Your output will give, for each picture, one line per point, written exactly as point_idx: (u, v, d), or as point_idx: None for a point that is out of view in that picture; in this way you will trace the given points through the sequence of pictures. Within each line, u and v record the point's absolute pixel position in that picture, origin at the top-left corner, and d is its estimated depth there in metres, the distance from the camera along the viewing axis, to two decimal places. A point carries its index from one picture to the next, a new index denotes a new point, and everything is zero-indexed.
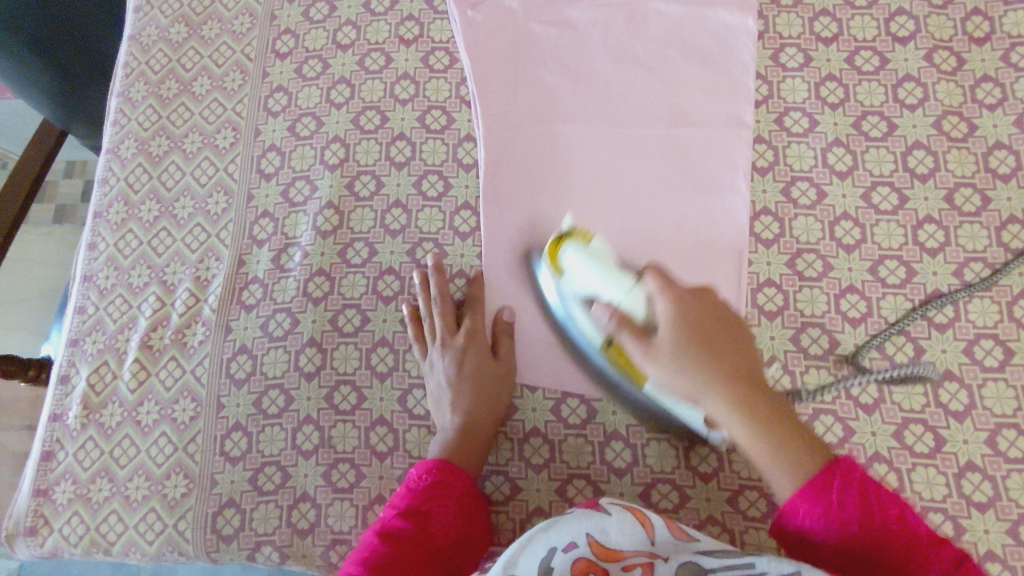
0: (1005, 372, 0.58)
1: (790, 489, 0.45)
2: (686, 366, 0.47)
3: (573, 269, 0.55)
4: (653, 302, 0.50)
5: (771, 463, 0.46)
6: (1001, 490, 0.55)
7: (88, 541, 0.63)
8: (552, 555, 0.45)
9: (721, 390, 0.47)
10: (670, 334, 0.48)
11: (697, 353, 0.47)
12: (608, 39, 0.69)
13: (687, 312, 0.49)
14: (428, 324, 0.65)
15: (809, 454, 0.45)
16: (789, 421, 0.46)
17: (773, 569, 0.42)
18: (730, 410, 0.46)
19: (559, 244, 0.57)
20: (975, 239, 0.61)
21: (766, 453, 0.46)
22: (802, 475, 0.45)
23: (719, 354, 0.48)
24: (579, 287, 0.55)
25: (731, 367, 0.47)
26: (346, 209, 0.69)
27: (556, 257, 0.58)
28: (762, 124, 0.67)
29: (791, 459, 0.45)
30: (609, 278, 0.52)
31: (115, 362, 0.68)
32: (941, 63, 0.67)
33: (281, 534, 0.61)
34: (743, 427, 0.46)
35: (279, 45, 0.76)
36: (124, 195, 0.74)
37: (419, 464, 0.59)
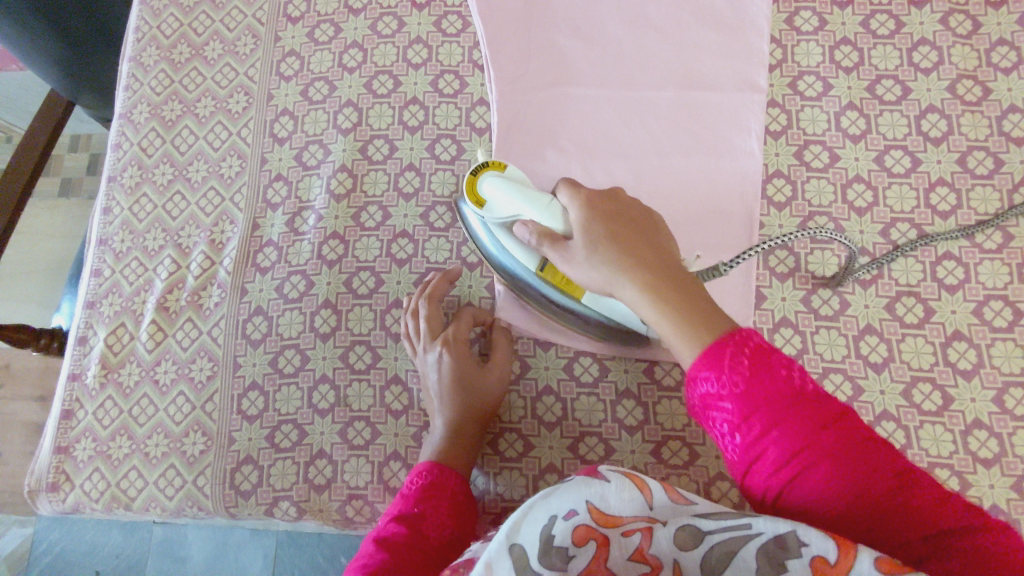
0: (1014, 333, 0.58)
1: (692, 362, 0.42)
2: (598, 254, 0.47)
3: (493, 193, 0.56)
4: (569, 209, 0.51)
5: (677, 337, 0.43)
6: (1007, 447, 0.56)
7: (109, 496, 0.64)
8: (553, 522, 0.42)
9: (635, 274, 0.45)
10: (579, 226, 0.49)
11: (609, 241, 0.47)
12: (622, 3, 0.69)
13: (598, 205, 0.49)
14: (414, 321, 0.64)
15: (718, 322, 0.43)
16: (706, 298, 0.44)
17: (770, 528, 0.40)
18: (644, 294, 0.45)
19: (474, 180, 0.58)
20: (987, 202, 0.62)
21: (675, 330, 0.43)
22: (704, 341, 0.42)
23: (630, 243, 0.47)
24: (503, 214, 0.56)
25: (646, 255, 0.46)
26: (360, 173, 0.70)
27: (474, 193, 0.58)
28: (775, 88, 0.67)
29: (702, 331, 0.42)
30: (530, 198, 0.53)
31: (132, 323, 0.69)
32: (957, 27, 0.66)
33: (299, 490, 0.62)
34: (662, 318, 0.44)
35: (291, 9, 0.76)
36: (137, 159, 0.74)
37: (414, 469, 0.59)
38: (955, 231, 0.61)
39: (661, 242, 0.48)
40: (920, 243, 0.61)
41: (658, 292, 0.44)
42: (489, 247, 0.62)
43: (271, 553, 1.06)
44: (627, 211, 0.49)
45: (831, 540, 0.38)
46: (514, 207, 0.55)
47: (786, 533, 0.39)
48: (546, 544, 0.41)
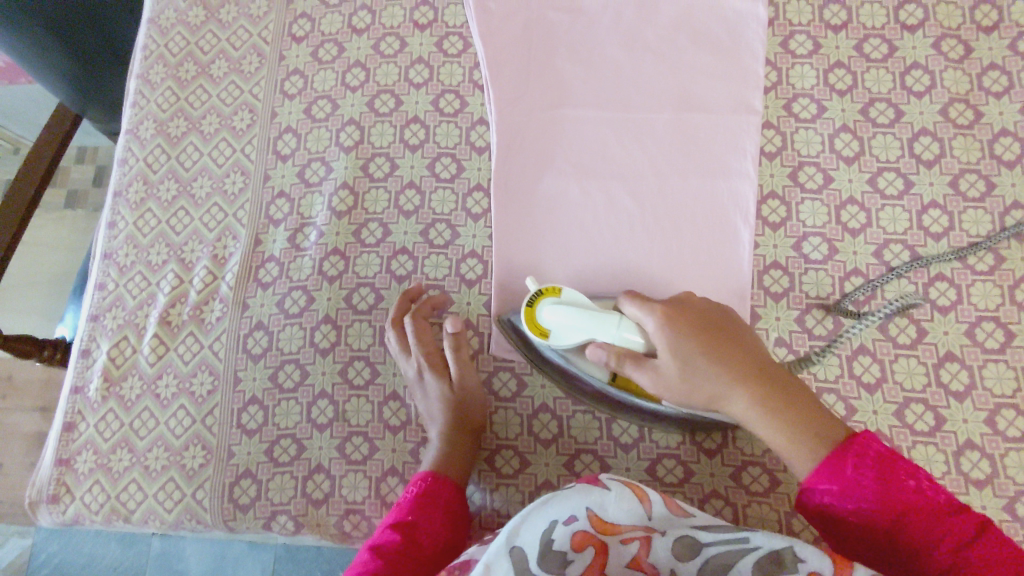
0: (1005, 354, 0.59)
1: (810, 474, 0.48)
2: (698, 374, 0.51)
3: (555, 319, 0.55)
4: (652, 332, 0.52)
5: (790, 446, 0.49)
6: (999, 468, 0.57)
7: (108, 509, 0.65)
8: (553, 527, 0.44)
9: (746, 392, 0.50)
10: (668, 348, 0.51)
11: (702, 357, 0.51)
12: (620, 26, 0.71)
13: (680, 320, 0.52)
14: (398, 336, 0.65)
15: (826, 431, 0.49)
16: (806, 397, 0.50)
17: (768, 543, 0.44)
18: (757, 410, 0.50)
19: (533, 310, 0.56)
20: (979, 224, 0.62)
21: (789, 443, 0.49)
22: (821, 455, 0.48)
23: (727, 359, 0.51)
24: (570, 339, 0.55)
25: (743, 364, 0.51)
26: (361, 190, 0.71)
27: (535, 323, 0.56)
28: (770, 109, 0.68)
29: (817, 444, 0.48)
30: (603, 323, 0.53)
31: (135, 337, 0.70)
32: (949, 51, 0.67)
33: (296, 504, 0.63)
34: (773, 430, 0.49)
35: (296, 29, 0.77)
36: (143, 175, 0.75)
37: (412, 478, 0.60)
38: (947, 253, 0.62)
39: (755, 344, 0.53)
40: (913, 264, 0.62)
41: (768, 406, 0.49)
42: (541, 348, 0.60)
43: (269, 567, 1.06)
44: (706, 315, 0.53)
45: (828, 559, 0.41)
46: (582, 332, 0.54)
47: (781, 548, 0.43)
48: (545, 547, 0.44)
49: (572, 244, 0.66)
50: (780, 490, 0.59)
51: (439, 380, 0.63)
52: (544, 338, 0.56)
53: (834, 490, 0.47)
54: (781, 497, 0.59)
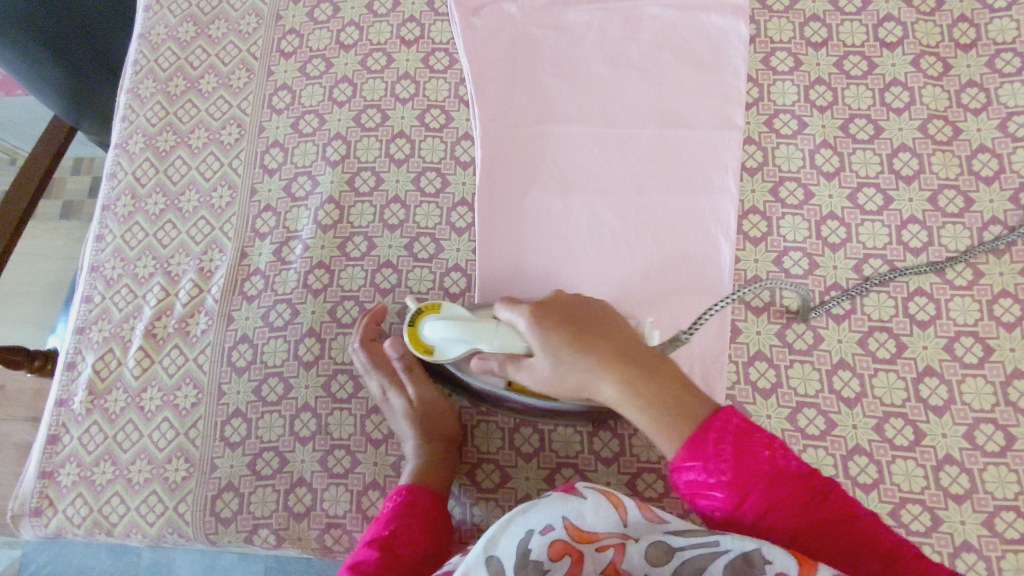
0: (984, 369, 0.59)
1: (675, 455, 0.45)
2: (564, 363, 0.49)
3: (434, 335, 0.54)
4: (523, 330, 0.50)
5: (659, 430, 0.46)
6: (978, 483, 0.57)
7: (91, 522, 0.65)
8: (530, 537, 0.45)
9: (614, 374, 0.47)
10: (536, 342, 0.49)
11: (569, 348, 0.48)
12: (604, 42, 0.71)
13: (544, 312, 0.50)
14: (358, 357, 0.65)
15: (689, 407, 0.46)
16: (669, 373, 0.48)
17: (737, 546, 0.43)
18: (625, 391, 0.47)
19: (415, 331, 0.57)
20: (957, 240, 0.63)
21: (657, 427, 0.46)
22: (685, 432, 0.45)
23: (592, 346, 0.49)
24: (456, 352, 0.54)
25: (608, 347, 0.49)
26: (346, 205, 0.71)
27: (418, 342, 0.57)
28: (751, 125, 0.69)
29: (680, 423, 0.46)
30: (478, 330, 0.52)
31: (120, 349, 0.70)
32: (928, 69, 0.68)
33: (278, 518, 0.63)
34: (642, 413, 0.46)
35: (284, 44, 0.78)
36: (131, 188, 0.76)
37: (391, 494, 0.60)
38: (926, 267, 0.62)
39: (615, 326, 0.51)
40: (892, 277, 0.62)
41: (633, 386, 0.47)
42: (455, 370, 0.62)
43: None
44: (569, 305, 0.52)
45: (793, 558, 0.41)
46: (462, 344, 0.53)
47: (751, 550, 0.43)
48: (523, 557, 0.44)
49: (555, 260, 0.66)
50: None
51: (402, 400, 0.64)
52: (431, 354, 0.56)
53: (698, 466, 0.45)
54: None
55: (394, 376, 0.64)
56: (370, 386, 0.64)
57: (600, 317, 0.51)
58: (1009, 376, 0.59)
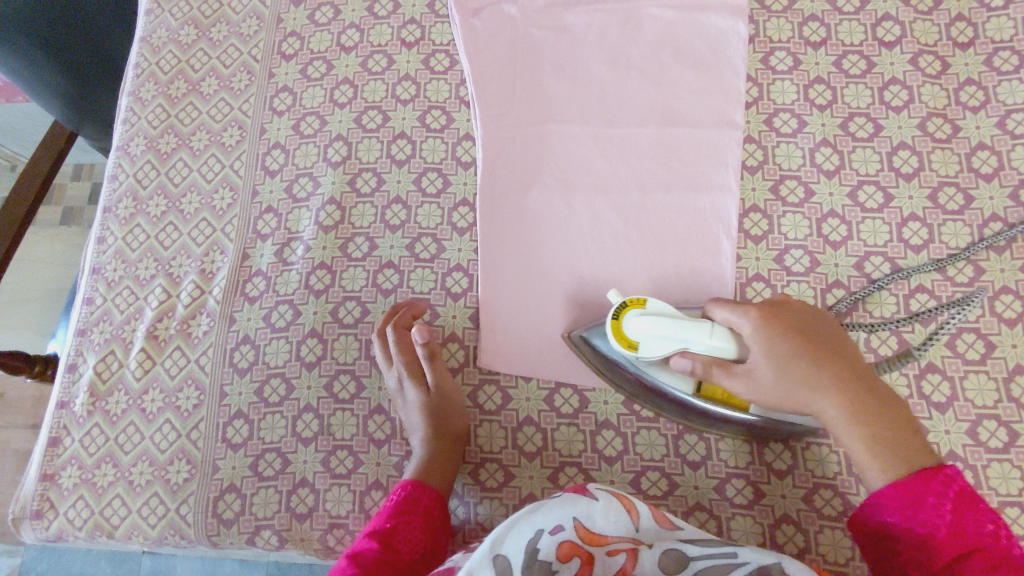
0: (987, 365, 0.59)
1: (882, 487, 0.47)
2: (784, 376, 0.50)
3: (641, 331, 0.54)
4: (750, 336, 0.52)
5: (867, 454, 0.48)
6: (982, 479, 0.57)
7: (92, 524, 0.65)
8: (540, 536, 0.46)
9: (836, 395, 0.49)
10: (762, 349, 0.51)
11: (797, 362, 0.50)
12: (604, 43, 0.72)
13: (773, 321, 0.52)
14: (382, 346, 0.65)
15: (906, 445, 0.48)
16: (893, 402, 0.49)
17: (754, 558, 0.45)
18: (844, 414, 0.49)
19: (615, 325, 0.57)
20: (957, 237, 0.63)
21: (868, 452, 0.48)
22: (897, 472, 0.47)
23: (824, 364, 0.50)
24: (656, 349, 0.54)
25: (837, 370, 0.50)
26: (348, 205, 0.72)
27: (621, 338, 0.56)
28: (751, 124, 0.69)
29: (889, 458, 0.47)
30: (686, 328, 0.52)
31: (122, 351, 0.70)
32: (926, 67, 0.68)
33: (281, 519, 0.63)
34: (854, 436, 0.48)
35: (285, 47, 0.78)
36: (132, 191, 0.76)
37: (395, 487, 0.60)
38: (925, 264, 0.62)
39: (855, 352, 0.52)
40: (892, 275, 0.62)
41: (858, 412, 0.48)
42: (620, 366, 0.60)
43: None
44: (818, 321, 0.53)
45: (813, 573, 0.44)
46: (672, 341, 0.53)
47: (769, 563, 0.45)
48: (530, 556, 0.45)
49: (560, 265, 0.66)
50: (763, 502, 0.59)
51: (415, 389, 0.63)
52: (633, 351, 0.56)
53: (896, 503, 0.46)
54: (765, 509, 0.59)
55: (413, 365, 0.64)
56: (388, 376, 0.65)
57: (838, 337, 0.52)
58: (1011, 372, 0.59)
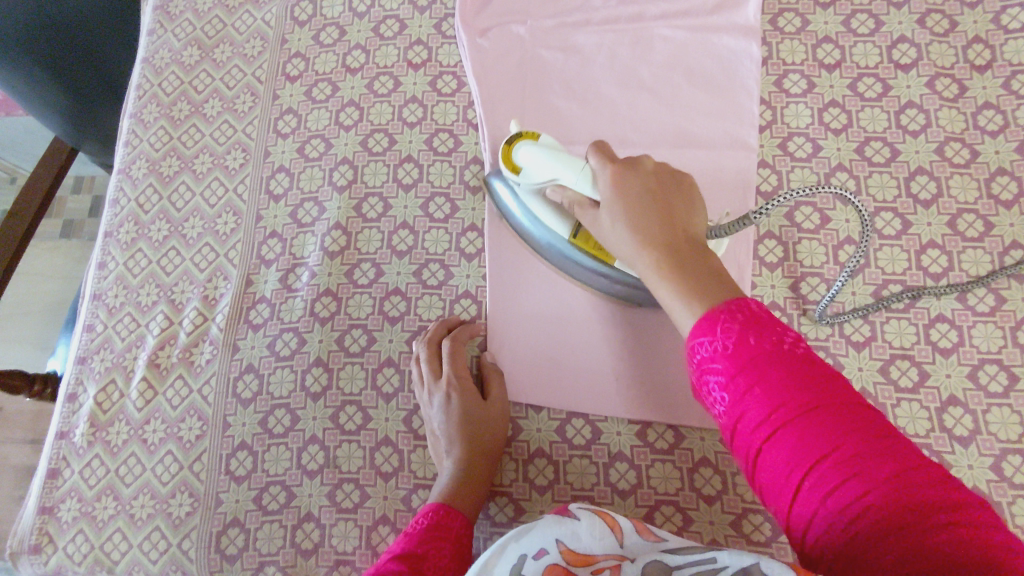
0: (1010, 398, 0.58)
1: (693, 326, 0.43)
2: (615, 216, 0.49)
3: (527, 159, 0.56)
4: (599, 179, 0.51)
5: (674, 295, 0.45)
6: (1007, 516, 0.55)
7: (92, 559, 0.63)
8: (525, 560, 0.46)
9: (648, 239, 0.47)
10: (605, 194, 0.50)
11: (626, 208, 0.48)
12: (614, 64, 0.71)
13: (626, 176, 0.50)
14: (433, 360, 0.64)
15: (720, 289, 0.43)
16: (705, 259, 0.46)
17: (735, 561, 0.41)
18: (653, 257, 0.46)
19: (509, 148, 0.59)
20: (978, 264, 0.62)
21: (673, 293, 0.45)
22: (697, 308, 0.43)
23: (648, 210, 0.48)
24: (534, 177, 0.57)
25: (659, 219, 0.47)
26: (354, 230, 0.70)
27: (508, 161, 0.59)
28: (765, 148, 0.68)
29: (699, 297, 0.43)
30: (563, 163, 0.54)
31: (123, 380, 0.69)
32: (943, 90, 0.67)
33: (286, 555, 0.61)
34: (665, 281, 0.45)
35: (290, 68, 0.77)
36: (134, 214, 0.75)
37: (420, 511, 0.58)
38: (947, 290, 0.61)
39: (694, 216, 0.49)
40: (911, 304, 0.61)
41: (669, 257, 0.46)
42: (518, 219, 0.65)
43: None
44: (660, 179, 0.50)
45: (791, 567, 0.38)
46: (546, 170, 0.55)
47: (750, 566, 0.41)
48: None
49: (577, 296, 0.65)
50: (781, 539, 0.58)
51: (460, 404, 0.61)
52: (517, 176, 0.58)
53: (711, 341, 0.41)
54: (783, 547, 0.57)
55: (463, 380, 0.63)
56: (434, 390, 0.63)
57: (676, 196, 0.49)
58: None
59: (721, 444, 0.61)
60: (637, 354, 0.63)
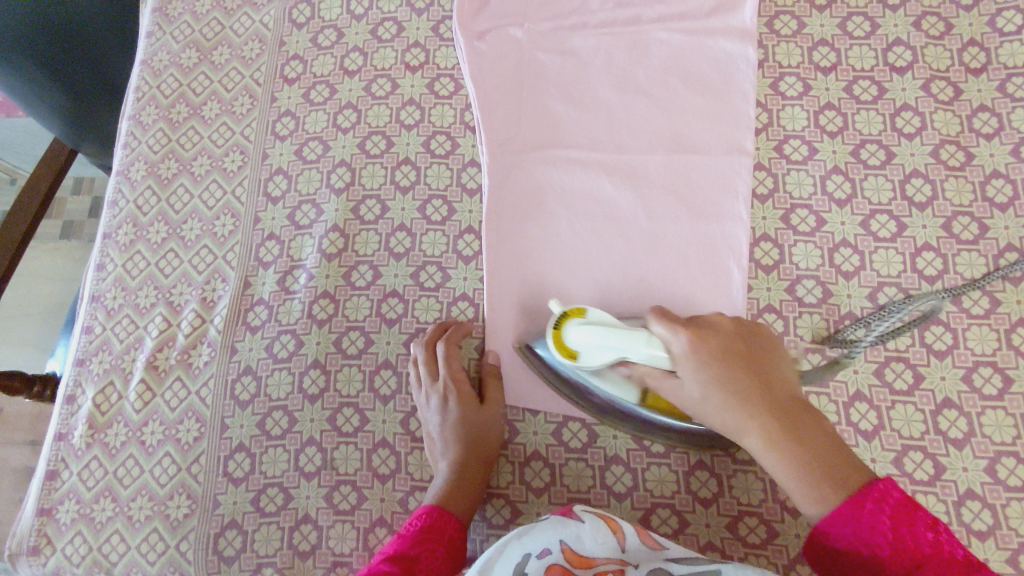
0: (1005, 401, 0.58)
1: (818, 519, 0.44)
2: (710, 395, 0.47)
3: (580, 340, 0.53)
4: (676, 358, 0.48)
5: (787, 474, 0.45)
6: (1001, 518, 0.55)
7: (90, 561, 0.63)
8: (527, 560, 0.47)
9: (757, 420, 0.46)
10: (690, 374, 0.48)
11: (721, 388, 0.47)
12: (611, 68, 0.71)
13: (705, 341, 0.48)
14: (429, 363, 0.64)
15: (844, 471, 0.44)
16: (812, 424, 0.46)
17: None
18: (765, 439, 0.46)
19: (557, 330, 0.56)
20: (973, 267, 0.62)
21: (803, 490, 0.44)
22: (830, 502, 0.43)
23: (741, 380, 0.47)
24: (594, 359, 0.53)
25: (759, 395, 0.47)
26: (351, 233, 0.70)
27: (562, 346, 0.55)
28: (761, 151, 0.68)
29: (824, 489, 0.44)
30: (620, 338, 0.50)
31: (121, 382, 0.69)
32: (938, 93, 0.67)
33: (283, 556, 0.62)
34: (781, 462, 0.45)
35: (288, 70, 0.77)
36: (133, 217, 0.75)
37: (416, 513, 0.58)
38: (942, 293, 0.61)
39: (782, 366, 0.49)
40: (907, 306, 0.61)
41: (783, 437, 0.45)
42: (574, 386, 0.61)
43: None
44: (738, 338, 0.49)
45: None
46: (611, 352, 0.51)
47: None
48: None
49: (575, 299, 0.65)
50: (777, 542, 0.58)
51: (455, 407, 0.62)
52: (573, 360, 0.55)
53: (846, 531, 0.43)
54: (779, 549, 0.58)
55: (459, 382, 0.63)
56: (430, 392, 0.64)
57: (755, 350, 0.49)
58: None
59: (717, 447, 0.61)
60: None
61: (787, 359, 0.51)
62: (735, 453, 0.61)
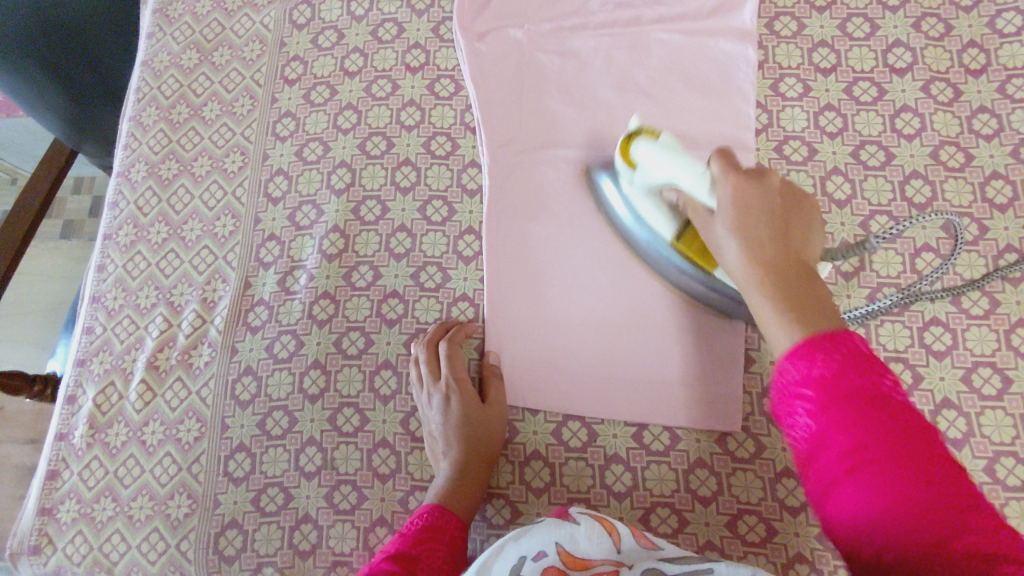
0: (1004, 401, 0.58)
1: (784, 351, 0.43)
2: (731, 230, 0.49)
3: (644, 156, 0.56)
4: (720, 191, 0.51)
5: (773, 318, 0.45)
6: (1000, 518, 0.55)
7: (91, 560, 0.63)
8: (523, 562, 0.47)
9: (756, 257, 0.47)
10: (724, 208, 0.50)
11: (739, 227, 0.49)
12: (611, 68, 0.71)
13: (745, 189, 0.50)
14: (431, 363, 0.64)
15: (829, 322, 0.43)
16: (817, 284, 0.46)
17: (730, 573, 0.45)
18: (756, 276, 0.47)
19: (628, 141, 0.59)
20: (972, 268, 0.62)
21: (774, 320, 0.45)
22: (801, 336, 0.42)
23: (767, 230, 0.48)
24: (649, 176, 0.57)
25: (774, 244, 0.48)
26: (352, 233, 0.71)
27: (627, 153, 0.59)
28: (761, 151, 0.68)
29: (805, 326, 0.43)
30: (682, 163, 0.53)
31: (122, 382, 0.69)
32: (938, 94, 0.68)
33: (283, 556, 0.62)
34: (764, 301, 0.46)
35: (289, 71, 0.78)
36: (133, 217, 0.75)
37: (416, 512, 0.58)
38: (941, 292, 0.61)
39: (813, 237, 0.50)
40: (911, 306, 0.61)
41: (773, 280, 0.46)
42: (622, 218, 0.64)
43: None
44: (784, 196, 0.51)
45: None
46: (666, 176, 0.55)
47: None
48: None
49: (576, 298, 0.65)
50: (776, 541, 0.58)
51: (458, 406, 0.62)
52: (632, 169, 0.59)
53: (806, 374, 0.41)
54: (778, 548, 0.58)
55: (461, 381, 0.63)
56: (432, 393, 0.64)
57: (799, 216, 0.50)
58: None
59: (717, 446, 0.61)
60: (637, 355, 0.63)
61: (821, 237, 0.51)
62: (734, 452, 0.61)
